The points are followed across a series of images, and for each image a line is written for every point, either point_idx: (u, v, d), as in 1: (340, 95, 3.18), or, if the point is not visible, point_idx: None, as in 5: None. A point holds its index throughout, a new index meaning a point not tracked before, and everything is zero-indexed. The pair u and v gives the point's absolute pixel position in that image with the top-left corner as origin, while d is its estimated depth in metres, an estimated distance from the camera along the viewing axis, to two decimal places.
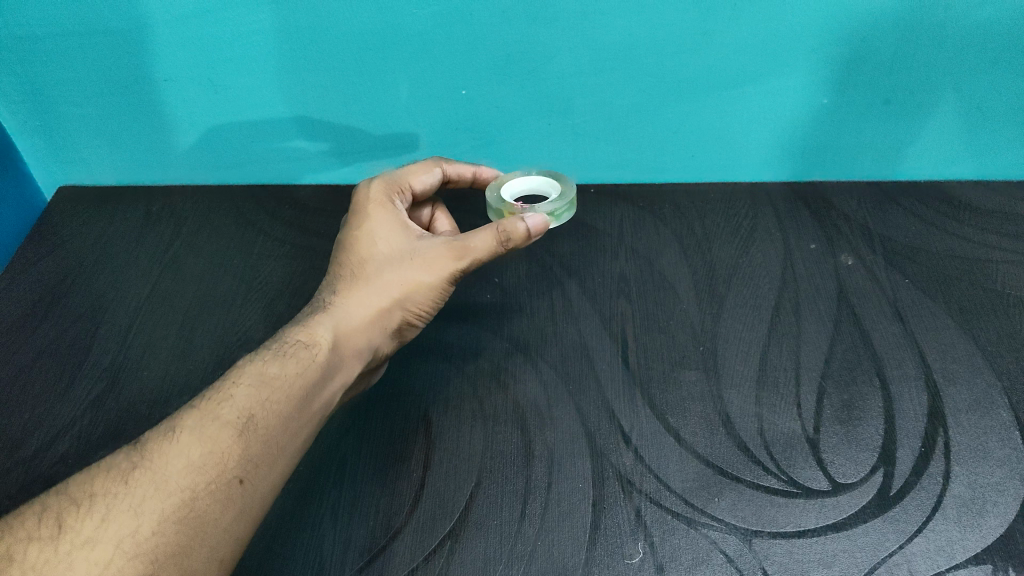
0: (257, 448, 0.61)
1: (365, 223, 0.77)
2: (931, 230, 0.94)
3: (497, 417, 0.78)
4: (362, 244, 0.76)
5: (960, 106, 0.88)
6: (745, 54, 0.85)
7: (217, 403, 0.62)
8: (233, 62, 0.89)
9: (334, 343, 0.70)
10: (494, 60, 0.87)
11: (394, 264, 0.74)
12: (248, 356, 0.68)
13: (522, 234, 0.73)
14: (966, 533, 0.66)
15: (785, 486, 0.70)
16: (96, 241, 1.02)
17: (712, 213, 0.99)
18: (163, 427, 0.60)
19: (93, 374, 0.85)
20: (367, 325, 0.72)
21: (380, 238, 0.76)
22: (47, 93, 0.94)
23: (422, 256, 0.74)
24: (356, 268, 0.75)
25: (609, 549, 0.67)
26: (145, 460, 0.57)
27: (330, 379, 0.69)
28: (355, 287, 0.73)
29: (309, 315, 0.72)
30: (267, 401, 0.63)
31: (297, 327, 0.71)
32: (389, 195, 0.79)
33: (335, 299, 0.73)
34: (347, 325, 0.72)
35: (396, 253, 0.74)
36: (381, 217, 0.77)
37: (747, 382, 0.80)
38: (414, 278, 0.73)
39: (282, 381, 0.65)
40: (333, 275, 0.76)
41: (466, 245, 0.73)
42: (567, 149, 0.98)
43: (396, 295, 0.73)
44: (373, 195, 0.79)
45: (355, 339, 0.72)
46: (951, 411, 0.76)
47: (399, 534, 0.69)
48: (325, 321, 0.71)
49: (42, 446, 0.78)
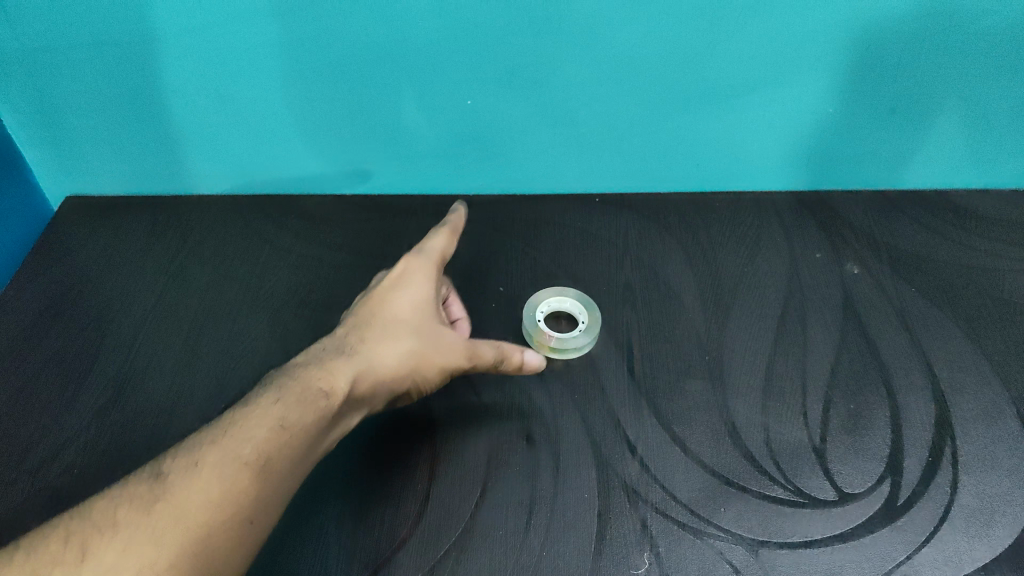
0: (267, 495, 0.60)
1: (407, 288, 0.78)
2: (938, 239, 0.94)
3: (501, 427, 0.78)
4: (398, 306, 0.77)
5: (966, 114, 0.88)
6: (749, 65, 0.85)
7: (239, 439, 0.61)
8: (239, 74, 0.89)
9: (349, 394, 0.69)
10: (498, 71, 0.87)
11: (422, 335, 0.75)
12: (267, 387, 0.66)
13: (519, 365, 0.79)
14: (974, 543, 0.67)
15: (791, 496, 0.71)
16: (102, 250, 1.02)
17: (716, 222, 0.99)
18: (185, 457, 0.59)
19: (99, 385, 0.85)
20: (381, 384, 0.72)
21: (417, 305, 0.77)
22: (54, 105, 0.95)
23: (449, 340, 0.76)
24: (386, 325, 0.75)
25: (615, 560, 0.67)
26: (167, 491, 0.56)
27: (331, 429, 0.68)
28: (381, 342, 0.73)
29: (328, 355, 0.71)
30: (283, 448, 0.62)
31: (318, 362, 0.70)
32: (434, 266, 0.81)
33: (360, 343, 0.73)
34: (361, 380, 0.70)
35: (428, 328, 0.76)
36: (424, 286, 0.78)
37: (752, 391, 0.80)
38: (433, 358, 0.75)
39: (301, 429, 0.63)
40: (358, 319, 0.76)
41: (482, 350, 0.77)
42: (570, 158, 0.98)
43: (414, 364, 0.74)
44: (423, 263, 0.80)
45: (364, 393, 0.71)
46: (958, 420, 0.76)
47: (405, 545, 0.69)
48: (346, 368, 0.70)
49: (48, 457, 0.79)
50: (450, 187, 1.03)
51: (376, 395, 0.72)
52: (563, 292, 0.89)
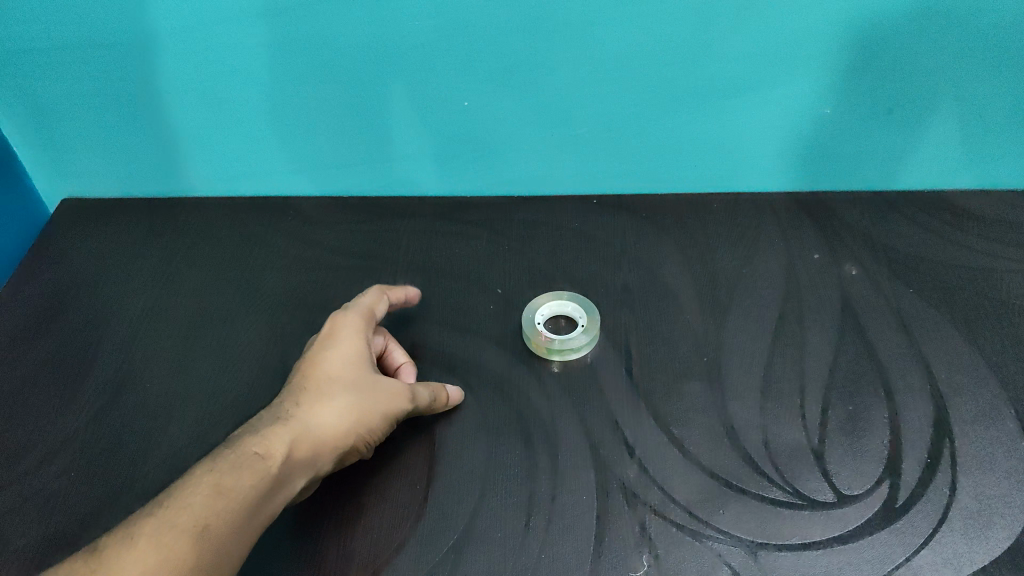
0: (210, 562, 0.58)
1: (337, 347, 0.75)
2: (935, 240, 0.94)
3: (500, 429, 0.78)
4: (332, 365, 0.74)
5: (962, 115, 0.88)
6: (745, 65, 0.85)
7: (175, 510, 0.59)
8: (234, 75, 0.89)
9: (290, 459, 0.66)
10: (494, 72, 0.87)
11: (359, 387, 0.73)
12: (200, 463, 0.63)
13: (447, 397, 0.78)
14: (973, 545, 0.67)
15: (790, 498, 0.71)
16: (98, 251, 1.02)
17: (714, 223, 0.99)
18: (120, 533, 0.57)
19: (95, 387, 0.85)
20: (326, 445, 0.69)
21: (349, 362, 0.74)
22: (49, 107, 0.94)
23: (386, 387, 0.73)
24: (322, 385, 0.72)
25: (613, 562, 0.67)
26: (101, 567, 0.55)
27: (274, 495, 0.65)
28: (318, 400, 0.70)
29: (263, 423, 0.68)
30: (223, 513, 0.60)
31: (252, 435, 0.66)
32: (362, 326, 0.78)
33: (296, 409, 0.70)
34: (302, 441, 0.68)
35: (365, 380, 0.74)
36: (353, 343, 0.76)
37: (751, 393, 0.79)
38: (374, 407, 0.72)
39: (239, 494, 0.61)
40: (292, 387, 0.72)
41: (417, 391, 0.75)
42: (566, 159, 0.98)
43: (359, 416, 0.71)
44: (349, 323, 0.78)
45: (308, 455, 0.68)
46: (957, 422, 0.76)
47: (403, 549, 0.69)
48: (283, 432, 0.67)
49: (44, 460, 0.78)
50: (447, 189, 1.03)
51: (321, 457, 0.69)
52: (560, 296, 0.89)
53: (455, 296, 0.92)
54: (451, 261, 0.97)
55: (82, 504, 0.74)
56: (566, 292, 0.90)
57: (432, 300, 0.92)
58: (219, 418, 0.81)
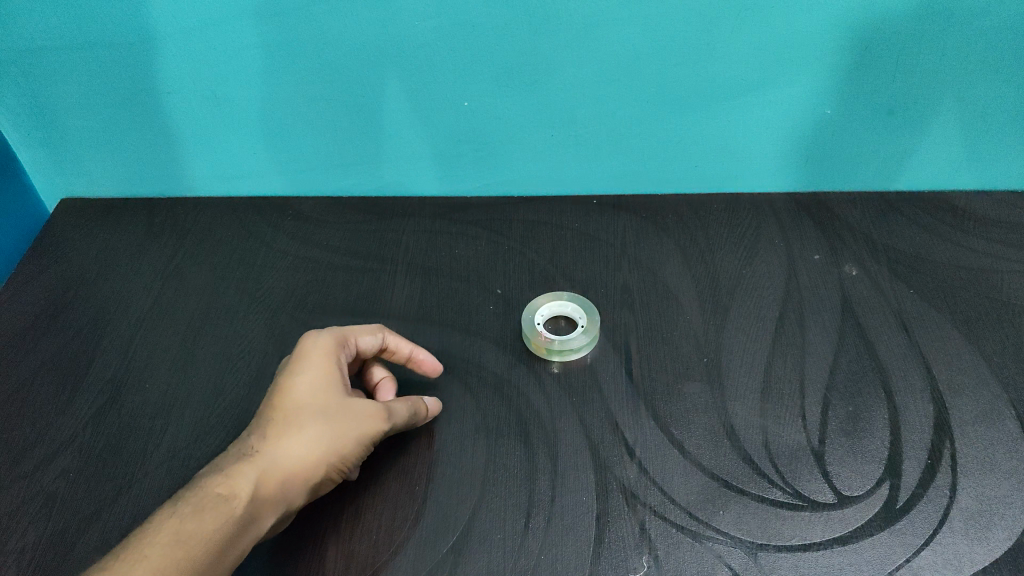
0: None
1: (309, 370, 0.72)
2: (936, 240, 0.94)
3: (500, 430, 0.78)
4: (302, 391, 0.70)
5: (963, 115, 0.88)
6: (747, 66, 0.85)
7: (130, 565, 0.58)
8: (235, 75, 0.89)
9: (257, 497, 0.64)
10: (495, 72, 0.87)
11: (331, 414, 0.70)
12: (161, 510, 0.62)
13: (426, 408, 0.77)
14: (974, 545, 0.67)
15: (790, 499, 0.70)
16: (98, 252, 1.02)
17: (715, 223, 0.99)
18: None
19: (95, 387, 0.85)
20: (296, 479, 0.67)
21: (320, 387, 0.71)
22: (49, 107, 0.94)
23: (359, 411, 0.71)
24: (291, 414, 0.69)
25: (613, 562, 0.67)
26: None
27: (241, 537, 0.63)
28: (287, 432, 0.68)
29: (229, 461, 0.66)
30: (180, 565, 0.59)
31: (216, 476, 0.65)
32: (336, 346, 0.74)
33: (263, 442, 0.68)
34: (269, 478, 0.66)
35: (336, 404, 0.70)
36: (325, 365, 0.72)
37: (751, 393, 0.79)
38: (347, 434, 0.69)
39: (198, 543, 0.60)
40: (262, 416, 0.70)
41: (392, 410, 0.72)
42: (567, 160, 0.98)
43: (330, 445, 0.68)
44: (320, 344, 0.74)
45: (277, 490, 0.66)
46: (958, 422, 0.76)
47: (403, 549, 0.69)
48: (247, 471, 0.65)
49: (43, 460, 0.78)
50: (447, 189, 1.03)
51: (292, 491, 0.67)
52: (558, 297, 0.89)
53: (455, 297, 0.92)
54: (451, 261, 0.97)
55: (82, 504, 0.75)
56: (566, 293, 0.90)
57: (432, 301, 0.92)
58: (220, 418, 0.81)
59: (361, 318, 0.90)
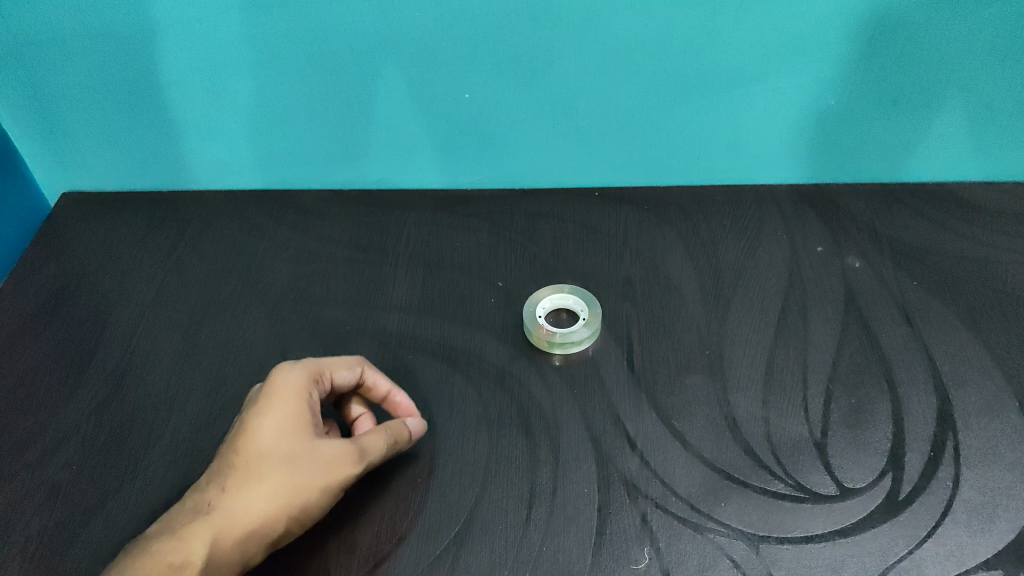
0: None
1: (272, 414, 0.69)
2: (940, 232, 0.94)
3: (502, 421, 0.77)
4: (263, 438, 0.67)
5: (968, 105, 0.88)
6: (749, 56, 0.84)
7: None
8: (235, 67, 0.89)
9: (212, 561, 0.62)
10: (496, 63, 0.87)
11: (294, 463, 0.67)
12: None
13: (407, 435, 0.73)
14: (977, 537, 0.67)
15: (792, 491, 0.70)
16: (101, 244, 1.02)
17: (718, 215, 0.98)
18: None
19: (97, 379, 0.85)
20: (256, 534, 0.64)
21: (283, 433, 0.68)
22: (49, 99, 0.94)
23: (325, 458, 0.67)
24: (251, 464, 0.66)
25: (615, 554, 0.67)
26: None
27: None
28: (246, 486, 0.65)
29: (185, 520, 0.64)
30: None
31: (170, 539, 0.63)
32: (305, 385, 0.71)
33: (221, 497, 0.65)
34: (225, 538, 0.63)
35: (300, 452, 0.67)
36: (290, 409, 0.69)
37: (753, 385, 0.79)
38: (312, 484, 0.66)
39: None
40: (223, 464, 0.67)
41: (363, 450, 0.69)
42: (568, 152, 0.97)
43: (289, 496, 0.65)
44: (287, 383, 0.70)
45: (235, 550, 0.63)
46: (961, 414, 0.75)
47: (404, 540, 0.69)
48: (202, 532, 0.63)
49: (46, 451, 0.78)
50: (448, 182, 1.03)
51: (252, 547, 0.64)
52: (560, 289, 0.89)
53: (456, 289, 0.92)
54: (453, 253, 0.96)
55: (85, 496, 0.75)
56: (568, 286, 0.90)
57: (433, 294, 0.92)
58: (221, 411, 0.81)
59: (363, 311, 0.90)
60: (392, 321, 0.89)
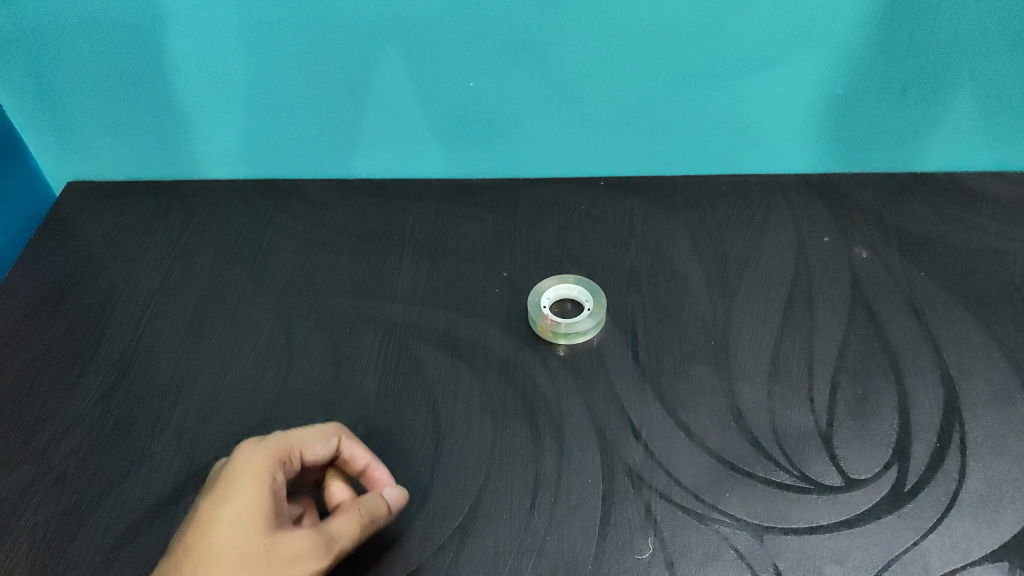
0: None
1: (229, 504, 0.62)
2: (948, 222, 0.93)
3: (506, 411, 0.77)
4: (218, 533, 0.61)
5: (978, 94, 0.87)
6: (757, 43, 0.84)
7: None
8: (240, 55, 0.89)
9: None
10: (502, 51, 0.86)
11: (249, 561, 0.59)
12: None
13: (385, 513, 0.67)
14: (982, 528, 0.66)
15: (797, 481, 0.70)
16: (106, 233, 1.02)
17: (724, 205, 0.98)
18: None
19: (103, 367, 0.85)
20: None
21: (240, 526, 0.61)
22: (55, 87, 0.94)
23: (286, 554, 0.60)
24: (203, 564, 0.60)
25: (619, 544, 0.67)
26: None
27: None
28: None
29: None
30: None
31: None
32: (267, 469, 0.65)
33: None
34: None
35: (258, 548, 0.60)
36: (250, 497, 0.62)
37: (759, 375, 0.79)
38: None
39: None
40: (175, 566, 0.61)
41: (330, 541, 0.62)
42: (574, 141, 0.97)
43: None
44: (249, 467, 0.64)
45: None
46: (968, 405, 0.75)
47: (409, 529, 0.69)
48: None
49: (52, 439, 0.79)
50: (454, 171, 1.02)
51: None
52: (564, 279, 0.88)
53: (461, 278, 0.92)
54: (458, 243, 0.96)
55: (91, 483, 0.75)
56: (573, 275, 0.90)
57: (438, 283, 0.91)
58: (226, 399, 0.81)
59: (367, 300, 0.90)
60: (397, 311, 0.88)
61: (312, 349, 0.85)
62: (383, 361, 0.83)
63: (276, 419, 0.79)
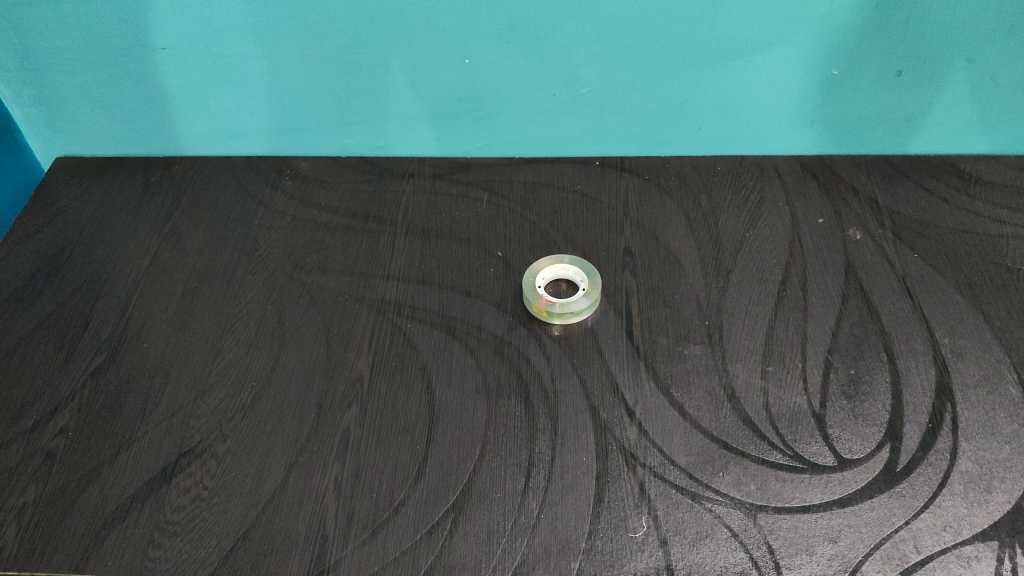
0: None
1: None
2: (942, 205, 0.93)
3: (501, 391, 0.77)
4: None
5: (973, 77, 0.87)
6: (753, 24, 0.83)
7: None
8: (232, 30, 0.87)
9: None
10: (498, 30, 0.86)
11: None
12: None
13: None
14: (973, 508, 0.67)
15: (790, 461, 0.71)
16: (95, 210, 1.01)
17: (718, 186, 0.97)
18: None
19: (92, 346, 0.84)
20: None
21: None
22: (41, 61, 0.92)
23: None
24: None
25: (612, 523, 0.67)
26: None
27: None
28: None
29: None
30: None
31: None
32: None
33: None
34: None
35: None
36: None
37: (753, 356, 0.79)
38: None
39: None
40: None
41: None
42: (569, 120, 0.96)
43: None
44: None
45: None
46: (960, 386, 0.76)
47: (402, 508, 0.69)
48: None
49: (41, 418, 0.78)
50: (448, 149, 1.02)
51: None
52: (560, 260, 0.88)
53: (455, 258, 0.91)
54: (451, 222, 0.96)
55: (81, 463, 0.74)
56: (569, 257, 0.89)
57: (431, 263, 0.91)
58: (218, 378, 0.81)
59: (361, 280, 0.90)
60: (390, 290, 0.88)
61: (305, 329, 0.85)
62: (376, 340, 0.83)
63: (268, 398, 0.78)
